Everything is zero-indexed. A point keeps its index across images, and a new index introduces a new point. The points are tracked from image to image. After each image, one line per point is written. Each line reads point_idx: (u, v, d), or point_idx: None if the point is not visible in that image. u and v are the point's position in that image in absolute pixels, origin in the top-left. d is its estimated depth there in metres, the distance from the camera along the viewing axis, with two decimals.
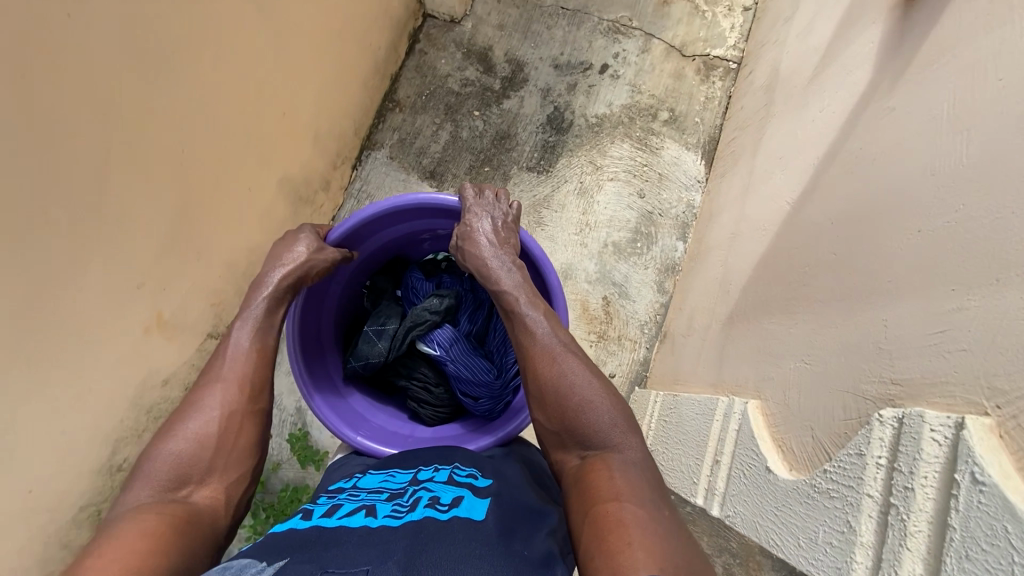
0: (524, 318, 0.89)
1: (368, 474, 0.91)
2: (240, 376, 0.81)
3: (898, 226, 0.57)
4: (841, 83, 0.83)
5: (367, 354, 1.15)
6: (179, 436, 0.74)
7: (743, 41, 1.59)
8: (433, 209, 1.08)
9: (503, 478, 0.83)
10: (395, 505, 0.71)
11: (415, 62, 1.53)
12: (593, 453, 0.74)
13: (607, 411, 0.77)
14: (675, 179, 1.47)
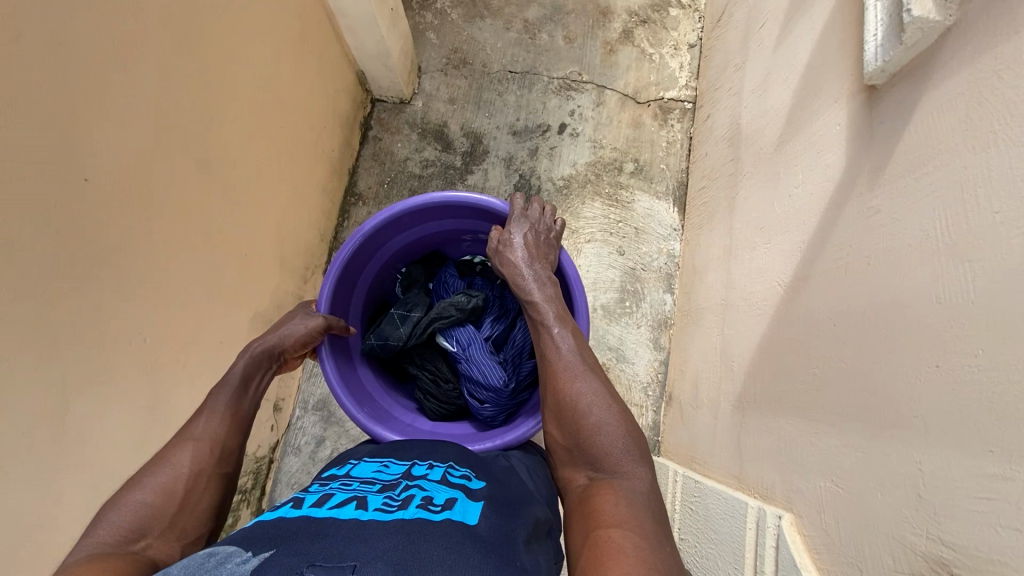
0: (550, 335, 0.96)
1: (362, 458, 0.87)
2: (213, 437, 0.80)
3: (911, 354, 0.55)
4: (810, 158, 0.82)
5: (387, 334, 1.22)
6: (145, 488, 0.71)
7: (694, 79, 1.59)
8: (478, 212, 1.21)
9: (500, 483, 0.82)
10: (387, 499, 0.67)
11: (371, 151, 1.49)
12: (602, 475, 0.79)
13: (621, 436, 0.82)
14: (652, 231, 1.46)
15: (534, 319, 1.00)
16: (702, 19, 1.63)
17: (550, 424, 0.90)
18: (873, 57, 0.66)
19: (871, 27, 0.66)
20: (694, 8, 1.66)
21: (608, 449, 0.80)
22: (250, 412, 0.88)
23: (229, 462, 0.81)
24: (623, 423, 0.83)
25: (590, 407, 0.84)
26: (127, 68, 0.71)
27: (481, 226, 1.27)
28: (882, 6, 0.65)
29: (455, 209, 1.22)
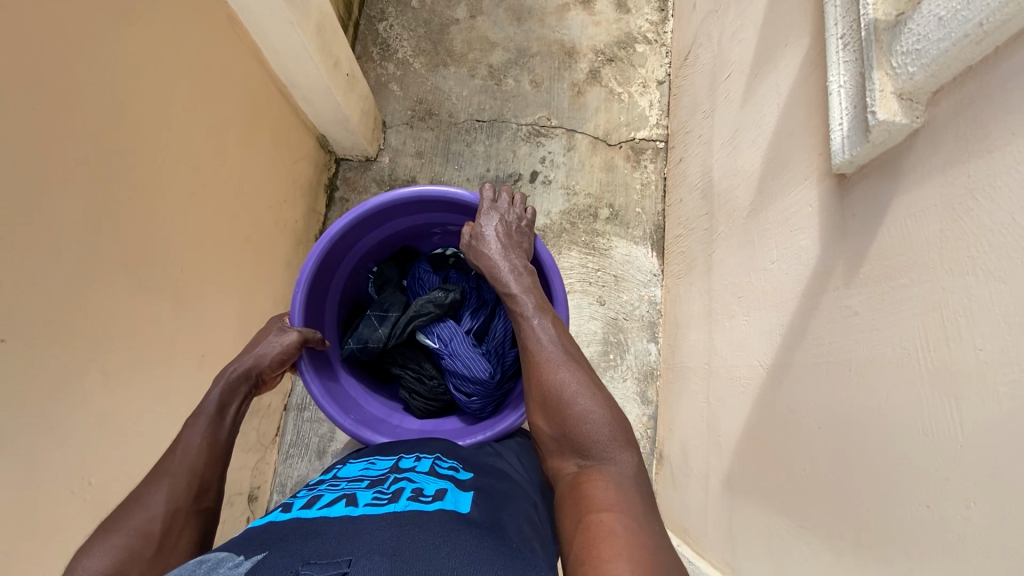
0: (530, 326, 0.92)
1: (348, 465, 0.88)
2: (189, 471, 0.77)
3: (900, 485, 0.52)
4: (783, 232, 0.79)
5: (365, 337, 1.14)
6: (122, 530, 0.68)
7: (665, 117, 1.56)
8: (452, 204, 1.14)
9: (488, 473, 0.81)
10: (375, 494, 0.68)
11: (338, 212, 1.45)
12: (590, 462, 0.76)
13: (606, 423, 0.78)
14: (632, 278, 1.43)
15: (512, 310, 0.96)
16: (669, 54, 1.61)
17: (535, 415, 0.86)
18: (840, 148, 0.62)
19: (836, 115, 0.63)
20: (660, 43, 1.63)
21: (594, 436, 0.77)
22: (230, 442, 0.84)
23: (211, 495, 0.78)
24: (609, 410, 0.80)
25: (576, 396, 0.81)
26: (65, 192, 0.67)
27: (457, 219, 1.21)
28: (847, 96, 0.62)
29: (427, 204, 1.15)
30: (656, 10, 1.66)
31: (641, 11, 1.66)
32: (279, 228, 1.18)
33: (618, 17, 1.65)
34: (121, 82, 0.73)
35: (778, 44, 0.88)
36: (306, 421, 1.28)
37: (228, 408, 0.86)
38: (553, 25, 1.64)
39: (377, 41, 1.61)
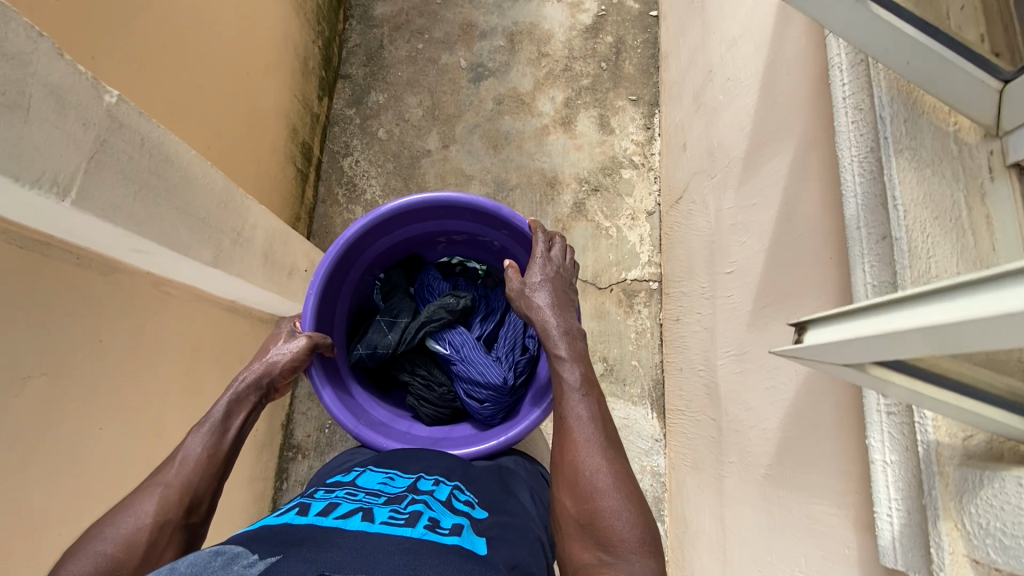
0: (571, 402, 0.82)
1: (368, 470, 0.82)
2: (184, 484, 0.72)
3: None
4: (811, 544, 0.68)
5: (374, 341, 1.15)
6: (108, 537, 0.65)
7: (657, 253, 1.45)
8: (463, 211, 1.14)
9: (506, 513, 0.75)
10: (394, 514, 0.63)
11: (307, 388, 1.30)
12: (613, 561, 0.68)
13: (635, 526, 0.71)
14: (632, 445, 1.31)
15: (556, 378, 0.86)
16: (658, 180, 1.50)
17: (559, 494, 0.77)
18: (890, 547, 0.51)
19: (881, 498, 0.52)
20: (648, 166, 1.52)
21: (621, 534, 0.70)
22: (232, 453, 0.79)
23: (202, 508, 0.74)
24: (637, 507, 0.72)
25: (608, 488, 0.73)
26: None
27: (475, 228, 1.17)
28: (895, 484, 0.51)
29: (438, 211, 1.14)
30: (641, 129, 1.55)
31: (625, 131, 1.55)
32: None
33: (601, 139, 1.54)
34: (23, 444, 0.60)
35: (796, 291, 0.76)
36: None
37: (233, 417, 0.81)
38: (532, 151, 1.52)
39: (342, 181, 1.48)
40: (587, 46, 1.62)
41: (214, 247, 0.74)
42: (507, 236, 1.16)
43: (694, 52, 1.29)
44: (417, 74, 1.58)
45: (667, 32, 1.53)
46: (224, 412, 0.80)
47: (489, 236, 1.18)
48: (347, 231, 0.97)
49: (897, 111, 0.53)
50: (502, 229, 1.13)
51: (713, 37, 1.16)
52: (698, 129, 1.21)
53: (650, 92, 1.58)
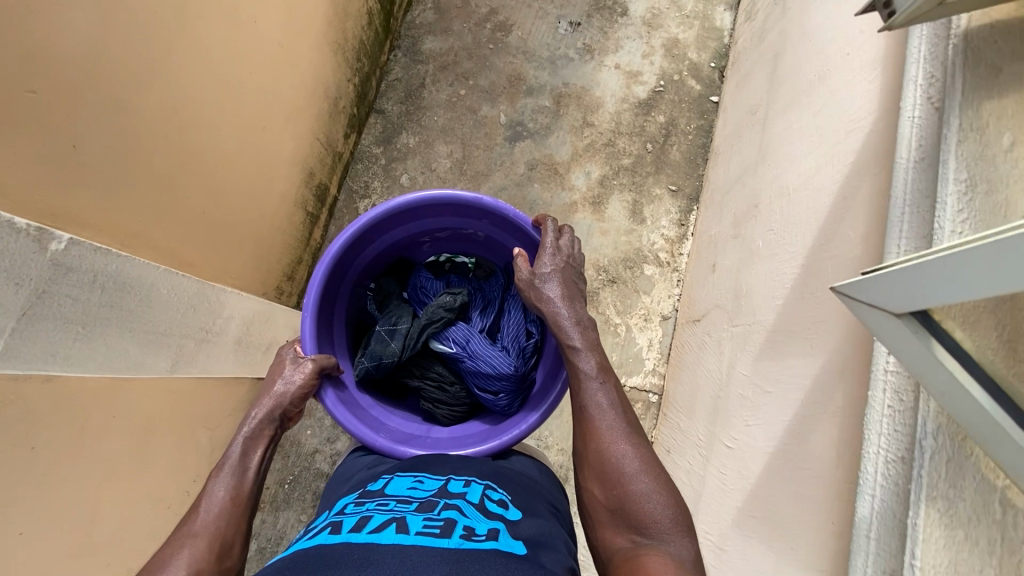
0: (590, 388, 0.82)
1: (397, 476, 0.83)
2: (212, 529, 0.71)
3: None
4: None
5: (379, 354, 1.12)
6: None
7: (664, 363, 1.37)
8: (446, 208, 1.14)
9: (540, 517, 0.75)
10: (427, 523, 0.65)
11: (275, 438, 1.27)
12: (647, 541, 0.67)
13: (666, 506, 0.69)
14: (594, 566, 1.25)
15: (572, 368, 0.85)
16: (681, 284, 1.40)
17: (586, 483, 0.75)
18: None
19: None
20: (673, 267, 1.42)
21: (653, 514, 0.68)
22: (254, 494, 0.79)
23: (234, 555, 0.71)
24: (668, 490, 0.71)
25: (637, 472, 0.72)
26: None
27: (456, 222, 1.18)
28: None
29: (424, 212, 1.14)
30: (675, 224, 1.45)
31: (657, 224, 1.45)
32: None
33: (630, 228, 1.44)
34: None
35: (791, 526, 0.68)
36: None
37: (251, 455, 0.81)
38: None
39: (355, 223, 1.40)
40: (636, 123, 1.52)
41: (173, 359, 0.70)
42: (489, 226, 1.17)
43: (743, 170, 1.19)
44: (454, 122, 1.50)
45: (723, 127, 1.42)
46: (243, 448, 0.81)
47: (472, 229, 1.19)
48: (332, 246, 0.97)
49: (940, 446, 0.45)
50: (484, 219, 1.14)
51: (766, 170, 1.06)
52: (731, 259, 1.12)
53: (692, 185, 1.48)
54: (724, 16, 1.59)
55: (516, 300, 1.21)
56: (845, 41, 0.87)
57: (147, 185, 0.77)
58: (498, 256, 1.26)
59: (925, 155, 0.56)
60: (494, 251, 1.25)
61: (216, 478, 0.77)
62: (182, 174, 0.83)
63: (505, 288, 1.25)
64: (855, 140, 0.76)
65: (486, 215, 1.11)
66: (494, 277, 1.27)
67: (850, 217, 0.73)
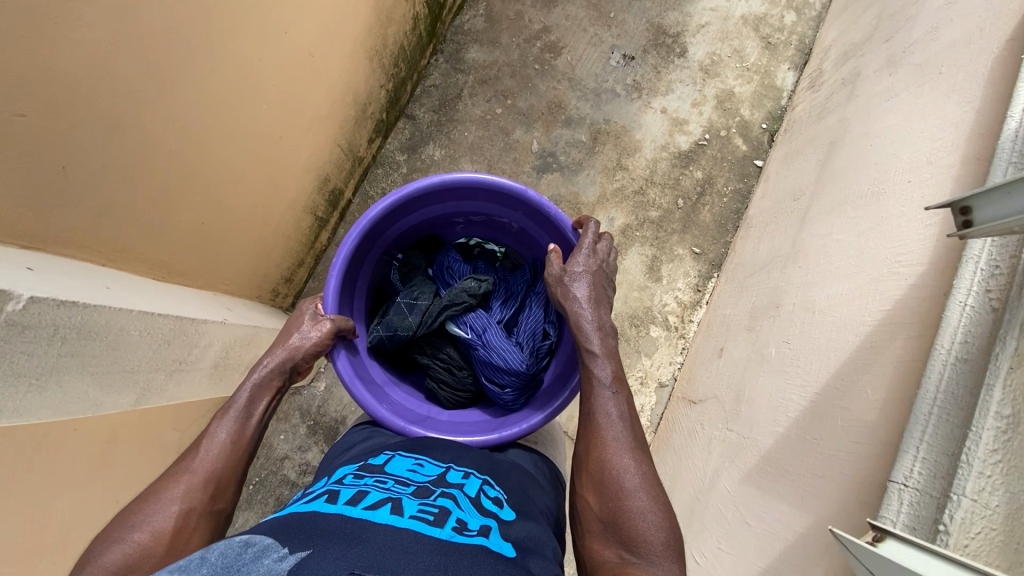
0: (601, 397, 0.78)
1: (397, 454, 0.74)
2: (209, 471, 0.67)
3: None
4: None
5: (395, 326, 0.98)
6: (134, 527, 0.60)
7: (651, 432, 1.32)
8: (489, 194, 1.00)
9: (534, 520, 0.68)
10: (423, 508, 0.57)
11: None
12: (635, 559, 0.63)
13: (660, 527, 0.66)
14: None
15: (585, 372, 0.81)
16: (684, 353, 1.35)
17: (582, 490, 0.73)
18: None
19: None
20: (680, 332, 1.36)
21: (646, 535, 0.65)
22: (256, 441, 0.74)
23: (228, 496, 0.69)
24: (664, 513, 0.67)
25: (636, 488, 0.69)
26: None
27: (494, 211, 1.05)
28: None
29: (466, 193, 1.00)
30: (691, 288, 1.38)
31: (673, 284, 1.38)
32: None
33: (644, 284, 1.38)
34: None
35: None
36: None
37: (258, 402, 0.76)
38: None
39: None
40: (671, 174, 1.44)
41: (139, 393, 0.67)
42: (525, 220, 1.04)
43: (771, 258, 1.12)
44: (484, 140, 1.44)
45: (760, 198, 1.34)
46: (252, 394, 0.76)
47: (507, 220, 1.06)
48: (371, 212, 0.88)
49: None
50: (524, 211, 1.01)
51: (794, 271, 0.99)
52: (739, 352, 1.06)
53: (717, 251, 1.40)
54: (786, 76, 1.49)
55: (541, 296, 1.06)
56: (907, 165, 0.80)
57: (148, 202, 0.74)
58: (531, 251, 1.12)
59: (969, 357, 0.51)
60: (529, 246, 1.11)
61: (221, 420, 0.72)
62: (187, 190, 0.80)
63: (532, 283, 1.09)
64: (894, 288, 0.70)
65: (528, 206, 0.99)
66: (521, 270, 1.11)
67: (874, 373, 0.67)
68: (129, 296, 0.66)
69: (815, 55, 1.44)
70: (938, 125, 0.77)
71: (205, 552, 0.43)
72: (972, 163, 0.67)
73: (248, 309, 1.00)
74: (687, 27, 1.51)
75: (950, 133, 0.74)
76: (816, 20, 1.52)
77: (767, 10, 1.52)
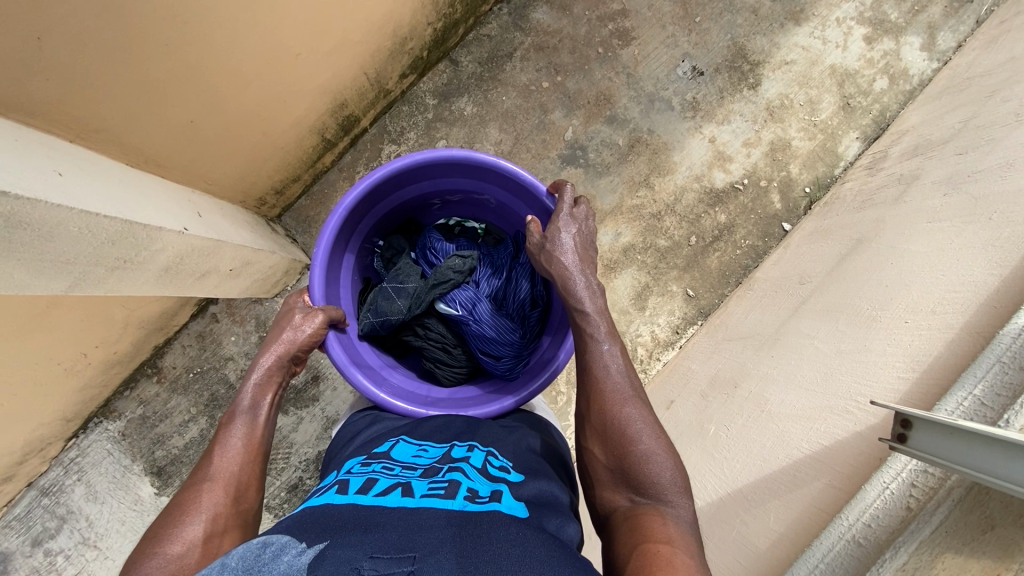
0: (596, 351, 0.75)
1: (400, 439, 0.70)
2: (228, 475, 0.70)
3: None
4: None
5: (384, 312, 0.95)
6: (173, 539, 0.61)
7: None
8: (461, 167, 0.96)
9: (548, 479, 0.63)
10: (433, 485, 0.53)
11: (200, 327, 1.24)
12: (646, 499, 0.62)
13: (670, 468, 0.64)
14: None
15: (578, 330, 0.77)
16: None
17: (587, 441, 0.70)
18: None
19: None
20: (643, 366, 1.34)
21: (655, 474, 0.63)
22: (269, 441, 0.78)
23: (251, 494, 0.71)
24: (671, 454, 0.65)
25: (640, 432, 0.67)
26: None
27: (469, 185, 1.01)
28: None
29: (439, 171, 0.96)
30: (670, 327, 1.35)
31: (653, 318, 1.35)
32: (55, 364, 1.02)
33: (625, 309, 1.34)
34: None
35: None
36: (41, 508, 1.19)
37: (261, 402, 0.79)
38: None
39: (372, 164, 1.28)
40: (694, 210, 1.37)
41: (74, 282, 0.68)
42: (502, 191, 1.00)
43: (752, 333, 1.08)
44: (520, 110, 1.35)
45: (772, 263, 1.28)
46: (252, 394, 0.79)
47: (484, 192, 1.02)
48: (348, 197, 0.85)
49: None
50: (498, 183, 0.97)
51: (765, 358, 0.96)
52: (687, 414, 1.04)
53: (710, 300, 1.36)
54: (851, 145, 1.39)
55: (527, 267, 1.01)
56: (912, 303, 0.75)
57: (130, 85, 0.75)
58: (512, 225, 1.08)
59: (864, 542, 0.50)
60: (509, 219, 1.07)
61: (229, 427, 0.76)
62: (172, 79, 0.79)
63: (517, 255, 1.04)
64: (839, 426, 0.68)
65: (499, 177, 0.95)
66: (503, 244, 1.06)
67: (784, 501, 0.67)
68: (81, 189, 0.65)
69: (888, 134, 1.33)
70: (960, 277, 0.71)
71: (227, 556, 0.40)
72: (970, 335, 0.63)
73: (222, 214, 0.99)
74: (769, 59, 1.39)
75: (967, 291, 0.69)
76: (907, 95, 1.39)
77: (860, 67, 1.40)
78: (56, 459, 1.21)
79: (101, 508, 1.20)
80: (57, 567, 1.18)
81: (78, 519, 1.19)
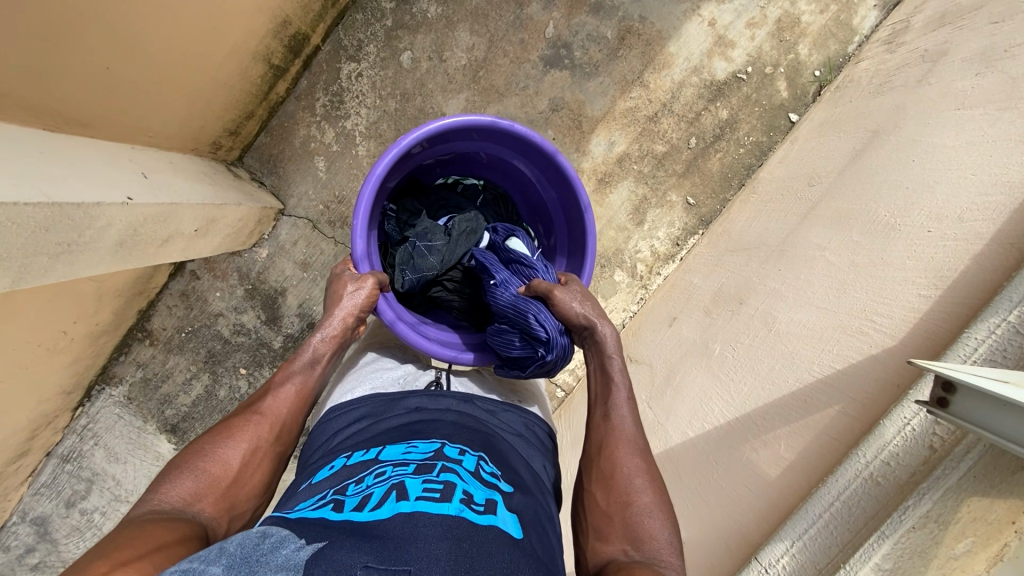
0: (616, 398, 0.72)
1: (389, 447, 0.61)
2: (277, 415, 0.70)
3: None
4: None
5: (421, 269, 0.90)
6: (214, 455, 0.64)
7: None
8: (474, 129, 0.88)
9: (534, 496, 0.59)
10: (428, 488, 0.51)
11: (182, 286, 1.19)
12: (641, 555, 0.57)
13: (667, 530, 0.60)
14: None
15: (602, 390, 0.74)
16: (641, 303, 1.30)
17: (589, 485, 0.66)
18: None
19: None
20: (644, 283, 1.30)
21: (651, 531, 0.59)
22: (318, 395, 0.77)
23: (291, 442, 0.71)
24: (671, 513, 0.62)
25: (644, 486, 0.63)
26: None
27: (474, 145, 0.94)
28: None
29: (450, 133, 0.88)
30: (670, 240, 1.29)
31: (653, 232, 1.28)
32: (36, 345, 0.99)
33: (623, 225, 1.28)
34: None
35: None
36: (66, 473, 1.22)
37: (319, 353, 0.77)
38: None
39: (331, 88, 1.14)
40: (693, 107, 1.25)
41: (18, 276, 0.63)
42: (508, 149, 0.93)
43: (757, 243, 1.03)
44: (492, 5, 1.17)
45: (778, 162, 1.19)
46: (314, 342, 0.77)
47: (490, 150, 0.95)
48: (378, 167, 0.78)
49: None
50: (508, 142, 0.91)
51: (772, 272, 0.91)
52: (689, 332, 1.03)
53: (711, 207, 1.28)
54: (868, 15, 1.22)
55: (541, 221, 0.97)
56: (934, 210, 0.68)
57: (16, 35, 0.63)
58: (513, 180, 1.02)
59: (882, 481, 0.53)
60: (509, 174, 1.01)
61: (287, 371, 0.74)
62: (61, 18, 0.66)
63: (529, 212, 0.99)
64: (851, 348, 0.66)
65: (511, 137, 0.88)
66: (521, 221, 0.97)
67: (795, 427, 0.68)
68: None
69: None
70: (990, 176, 0.64)
71: (227, 541, 0.41)
72: (1001, 246, 0.59)
73: (173, 171, 0.89)
74: None
75: (999, 194, 0.62)
76: None
77: None
78: (70, 428, 1.22)
79: (124, 466, 1.23)
80: (96, 523, 1.23)
81: (106, 479, 1.23)
